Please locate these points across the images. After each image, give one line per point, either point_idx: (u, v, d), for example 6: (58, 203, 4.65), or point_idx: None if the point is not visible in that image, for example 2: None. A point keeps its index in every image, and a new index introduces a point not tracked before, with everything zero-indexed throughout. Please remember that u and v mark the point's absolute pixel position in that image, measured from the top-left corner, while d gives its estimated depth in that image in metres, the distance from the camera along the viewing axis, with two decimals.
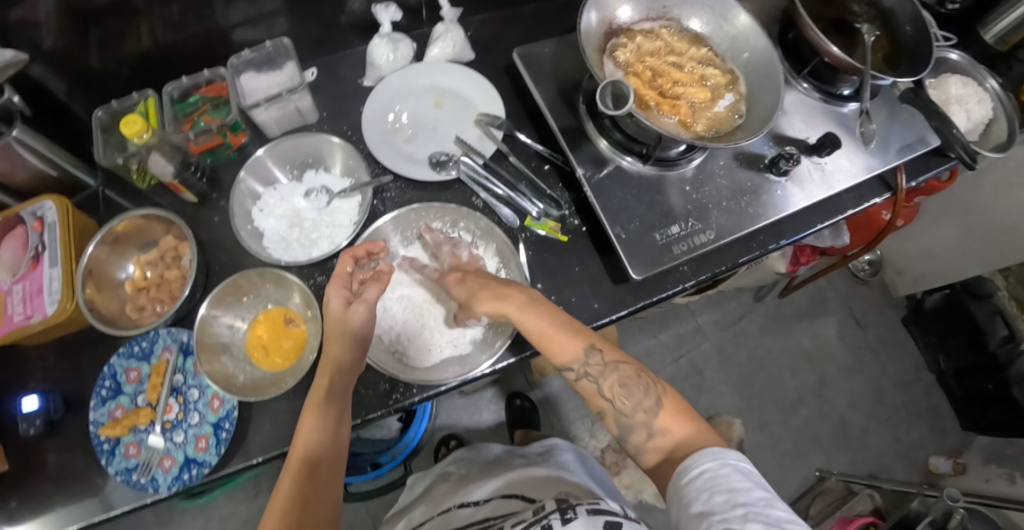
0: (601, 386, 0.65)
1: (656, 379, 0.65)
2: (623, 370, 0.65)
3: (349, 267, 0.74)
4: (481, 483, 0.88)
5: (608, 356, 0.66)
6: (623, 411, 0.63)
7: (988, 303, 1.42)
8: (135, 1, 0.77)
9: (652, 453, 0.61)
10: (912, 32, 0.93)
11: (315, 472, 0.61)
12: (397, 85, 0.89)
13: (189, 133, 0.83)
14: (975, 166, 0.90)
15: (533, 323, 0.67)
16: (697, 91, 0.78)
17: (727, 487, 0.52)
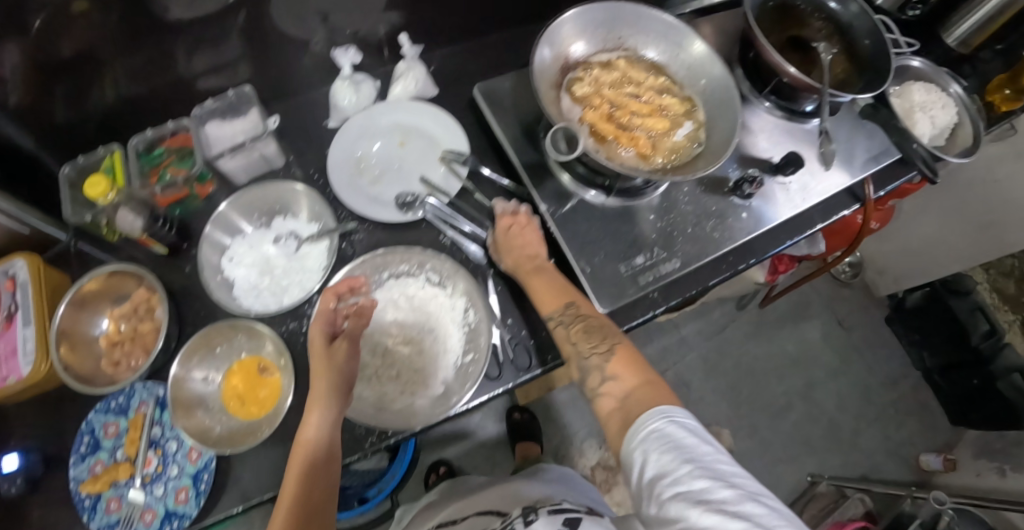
0: (569, 332, 0.70)
1: (615, 334, 0.70)
2: (590, 320, 0.70)
3: (333, 303, 0.73)
4: (461, 505, 0.91)
5: (582, 310, 0.72)
6: (583, 353, 0.68)
7: (968, 298, 1.44)
8: (102, 54, 0.76)
9: (607, 399, 0.64)
10: (871, 46, 0.95)
11: (323, 465, 0.63)
12: (361, 125, 0.90)
13: (156, 187, 0.83)
14: (936, 179, 0.93)
15: (536, 283, 0.74)
16: (656, 122, 0.79)
17: (675, 446, 0.54)
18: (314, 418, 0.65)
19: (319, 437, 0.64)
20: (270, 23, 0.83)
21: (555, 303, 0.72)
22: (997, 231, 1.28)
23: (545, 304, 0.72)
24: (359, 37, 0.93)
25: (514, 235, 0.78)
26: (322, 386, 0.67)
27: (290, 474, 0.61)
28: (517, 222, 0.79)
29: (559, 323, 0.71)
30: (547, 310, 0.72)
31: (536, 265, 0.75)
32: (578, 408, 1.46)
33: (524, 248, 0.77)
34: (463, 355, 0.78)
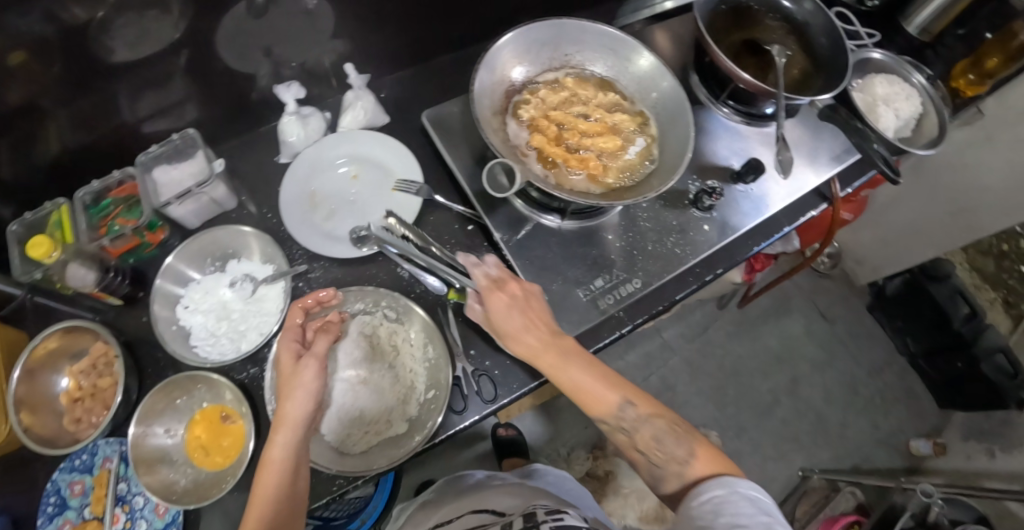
0: (635, 441, 0.66)
1: (688, 429, 0.65)
2: (657, 423, 0.65)
3: (299, 319, 0.72)
4: (456, 505, 0.88)
5: (643, 410, 0.66)
6: (655, 460, 0.65)
7: (947, 284, 1.44)
8: (43, 102, 0.71)
9: (677, 489, 0.62)
10: (827, 44, 0.94)
11: (292, 484, 0.62)
12: (311, 159, 0.88)
13: (105, 239, 0.81)
14: (899, 180, 0.90)
15: (569, 379, 0.67)
16: (606, 141, 0.79)
17: (732, 511, 0.54)
18: (281, 437, 0.63)
19: (288, 457, 0.62)
20: (214, 61, 0.81)
21: (606, 405, 0.66)
22: (969, 216, 1.28)
23: (596, 408, 0.67)
24: (306, 69, 0.92)
25: (517, 311, 0.71)
26: (291, 402, 0.64)
27: (258, 493, 0.59)
28: (509, 295, 0.72)
29: (616, 426, 0.67)
30: (598, 413, 0.67)
31: (557, 359, 0.68)
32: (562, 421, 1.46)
33: (531, 330, 0.70)
34: (425, 391, 0.77)
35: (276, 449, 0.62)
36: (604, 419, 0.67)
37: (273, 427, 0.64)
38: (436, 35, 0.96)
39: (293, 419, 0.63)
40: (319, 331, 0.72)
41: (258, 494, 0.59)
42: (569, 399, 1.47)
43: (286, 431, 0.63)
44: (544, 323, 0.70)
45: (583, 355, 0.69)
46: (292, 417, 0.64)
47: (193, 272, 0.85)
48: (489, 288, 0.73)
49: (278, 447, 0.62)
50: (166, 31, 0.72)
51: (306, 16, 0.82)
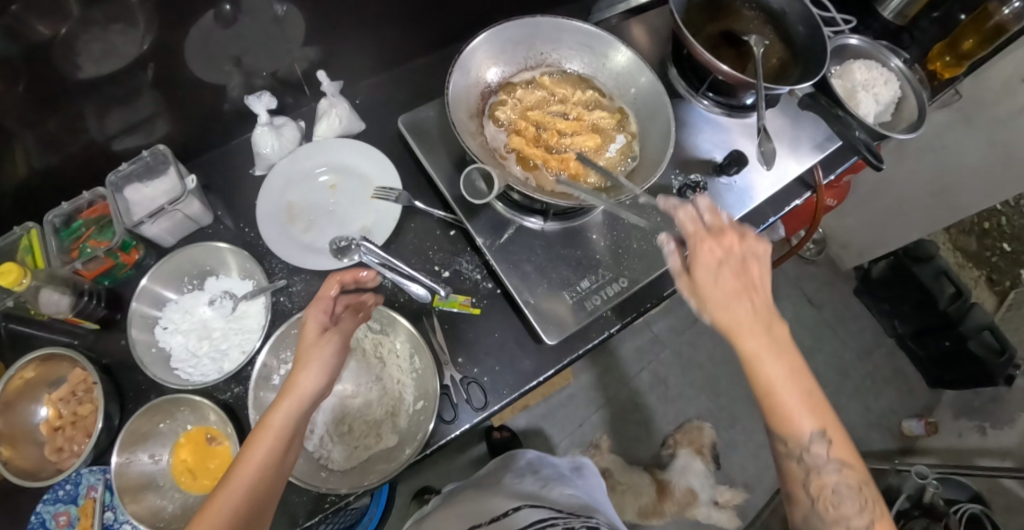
0: (806, 478, 0.54)
1: (878, 504, 0.53)
2: (844, 475, 0.53)
3: (334, 292, 0.67)
4: (507, 495, 0.90)
5: (835, 453, 0.53)
6: (822, 517, 0.53)
7: (931, 264, 1.45)
8: (9, 125, 0.68)
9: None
10: (805, 32, 0.93)
11: (283, 458, 0.56)
12: (286, 171, 0.86)
13: (77, 262, 0.78)
14: (882, 166, 0.90)
15: (768, 376, 0.53)
16: (586, 140, 0.78)
17: None
18: (286, 405, 0.58)
19: (287, 428, 0.57)
20: (184, 73, 0.78)
21: (799, 428, 0.53)
22: (950, 197, 1.29)
23: (783, 426, 0.53)
24: (279, 77, 0.90)
25: (726, 270, 0.55)
26: (305, 373, 0.60)
27: (246, 458, 0.54)
28: (726, 250, 0.56)
29: (791, 454, 0.54)
30: (783, 433, 0.53)
31: (766, 341, 0.53)
32: (556, 421, 1.45)
33: (738, 298, 0.54)
34: (414, 402, 0.76)
35: (278, 417, 0.57)
36: (783, 440, 0.54)
37: (280, 394, 0.59)
38: (409, 38, 0.94)
39: (301, 391, 0.59)
40: (348, 310, 0.69)
41: (246, 459, 0.54)
42: (563, 398, 1.46)
43: (294, 401, 0.59)
44: (750, 290, 0.55)
45: (796, 353, 0.54)
46: (302, 389, 0.59)
47: (170, 292, 0.82)
48: (702, 238, 0.57)
49: (280, 415, 0.57)
50: (134, 43, 0.70)
51: (276, 23, 0.80)
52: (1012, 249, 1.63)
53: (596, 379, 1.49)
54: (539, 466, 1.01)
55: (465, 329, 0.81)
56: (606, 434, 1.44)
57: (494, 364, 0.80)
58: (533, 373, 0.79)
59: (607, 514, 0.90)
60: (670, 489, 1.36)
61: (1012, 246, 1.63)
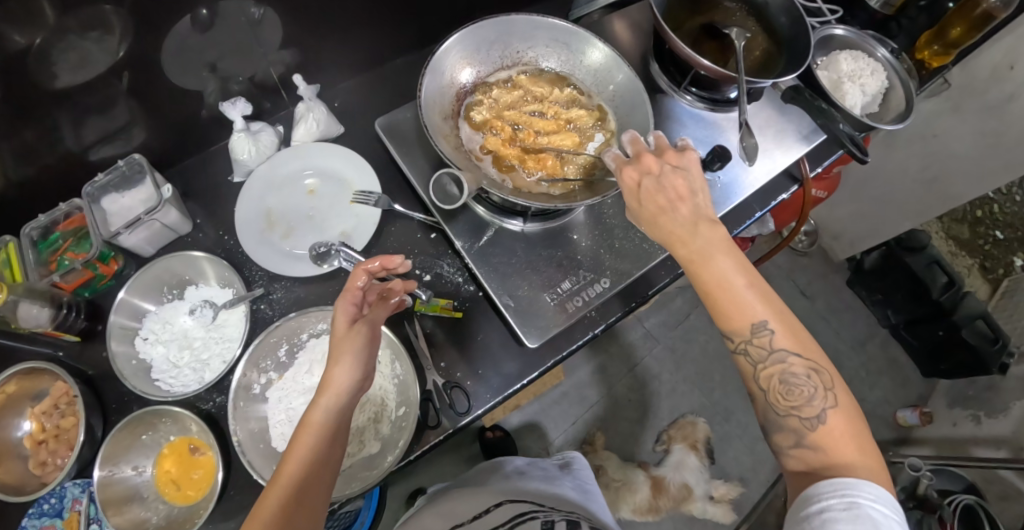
0: (758, 371, 0.59)
1: (828, 390, 0.57)
2: (792, 363, 0.58)
3: (363, 282, 0.63)
4: (494, 489, 0.91)
5: (781, 341, 0.58)
6: (777, 408, 0.59)
7: (923, 254, 1.44)
8: None
9: (795, 460, 0.58)
10: (788, 24, 0.91)
11: (329, 451, 0.58)
12: (264, 177, 0.85)
13: (55, 275, 0.78)
14: (867, 158, 0.89)
15: (708, 276, 0.59)
16: (563, 139, 0.77)
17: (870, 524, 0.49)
18: (325, 399, 0.59)
19: (330, 423, 0.59)
20: (159, 81, 0.77)
21: (745, 322, 0.58)
22: (941, 185, 1.28)
23: (730, 322, 0.59)
24: (255, 82, 0.88)
25: (653, 188, 0.61)
26: (339, 367, 0.61)
27: (291, 455, 0.56)
28: (649, 172, 0.62)
29: (741, 348, 0.60)
30: (731, 329, 0.59)
31: (700, 243, 0.59)
32: (550, 419, 1.45)
33: (669, 210, 0.60)
34: (397, 408, 0.75)
35: (319, 412, 0.59)
36: (731, 336, 0.60)
37: (319, 390, 0.60)
38: (386, 39, 0.93)
39: (338, 385, 0.60)
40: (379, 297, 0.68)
41: (291, 456, 0.56)
42: (556, 396, 1.46)
43: (332, 396, 0.60)
44: (677, 200, 0.61)
45: (735, 249, 0.59)
46: (338, 383, 0.61)
47: (150, 304, 0.82)
48: (627, 164, 0.64)
49: (320, 410, 0.59)
50: (108, 50, 0.69)
51: (251, 27, 0.79)
52: (1004, 237, 1.64)
53: (589, 377, 1.49)
54: (528, 467, 1.00)
55: (446, 336, 0.80)
56: (600, 431, 1.44)
57: (477, 368, 0.79)
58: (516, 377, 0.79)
59: (590, 506, 0.93)
60: (665, 485, 1.37)
61: (1004, 235, 1.64)
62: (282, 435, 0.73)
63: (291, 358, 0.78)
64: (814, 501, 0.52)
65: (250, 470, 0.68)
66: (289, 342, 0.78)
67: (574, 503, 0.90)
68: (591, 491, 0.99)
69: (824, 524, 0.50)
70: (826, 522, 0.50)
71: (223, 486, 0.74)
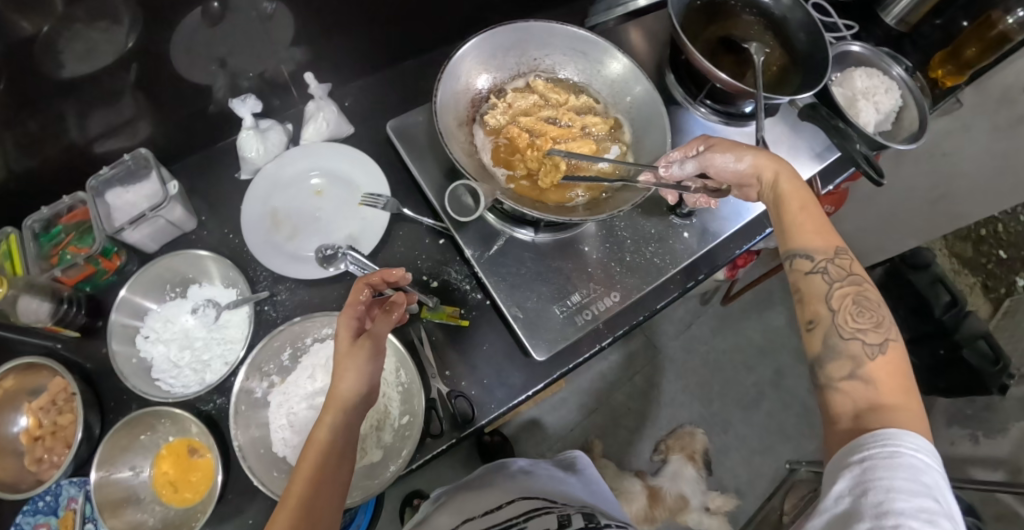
0: (832, 289, 0.60)
1: (895, 325, 0.58)
2: (866, 289, 0.60)
3: (365, 296, 0.64)
4: (503, 489, 0.90)
5: (856, 266, 0.61)
6: (841, 330, 0.58)
7: (926, 272, 1.47)
8: None
9: (844, 394, 0.55)
10: (806, 40, 0.91)
11: (337, 466, 0.57)
12: (272, 176, 0.84)
13: (56, 270, 0.76)
14: (882, 181, 0.88)
15: (803, 190, 0.64)
16: (581, 149, 0.76)
17: (911, 468, 0.47)
18: (330, 417, 0.59)
19: (334, 440, 0.58)
20: (168, 73, 0.76)
21: (828, 241, 0.62)
22: (947, 204, 1.30)
23: (813, 239, 0.62)
24: (265, 79, 0.87)
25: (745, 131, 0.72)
26: (343, 382, 0.61)
27: (301, 472, 0.56)
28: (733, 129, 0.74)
29: (819, 268, 0.61)
30: (813, 245, 0.62)
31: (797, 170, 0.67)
32: (548, 425, 1.44)
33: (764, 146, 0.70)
34: (401, 417, 0.74)
35: (324, 429, 0.59)
36: (806, 254, 0.62)
37: (324, 406, 0.60)
38: (400, 39, 0.92)
39: (342, 401, 0.60)
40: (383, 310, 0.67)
41: (299, 474, 0.55)
42: (556, 401, 1.45)
43: (337, 412, 0.60)
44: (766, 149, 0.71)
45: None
46: (342, 398, 0.60)
47: (151, 302, 0.81)
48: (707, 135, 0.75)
49: (325, 428, 0.59)
50: (119, 40, 0.67)
51: (264, 22, 0.77)
52: (1007, 256, 1.66)
53: (589, 383, 1.48)
54: (533, 467, 0.98)
55: (452, 345, 0.79)
56: (598, 438, 1.43)
57: (482, 379, 0.78)
58: (520, 388, 0.78)
59: (602, 504, 0.92)
60: (661, 495, 1.35)
61: (1007, 254, 1.66)
62: (283, 439, 0.72)
63: (294, 362, 0.77)
64: (856, 450, 0.50)
65: (250, 476, 0.67)
66: (293, 346, 0.77)
67: (585, 500, 0.89)
68: (598, 490, 0.97)
69: (864, 472, 0.48)
70: (868, 470, 0.48)
71: (220, 491, 0.73)
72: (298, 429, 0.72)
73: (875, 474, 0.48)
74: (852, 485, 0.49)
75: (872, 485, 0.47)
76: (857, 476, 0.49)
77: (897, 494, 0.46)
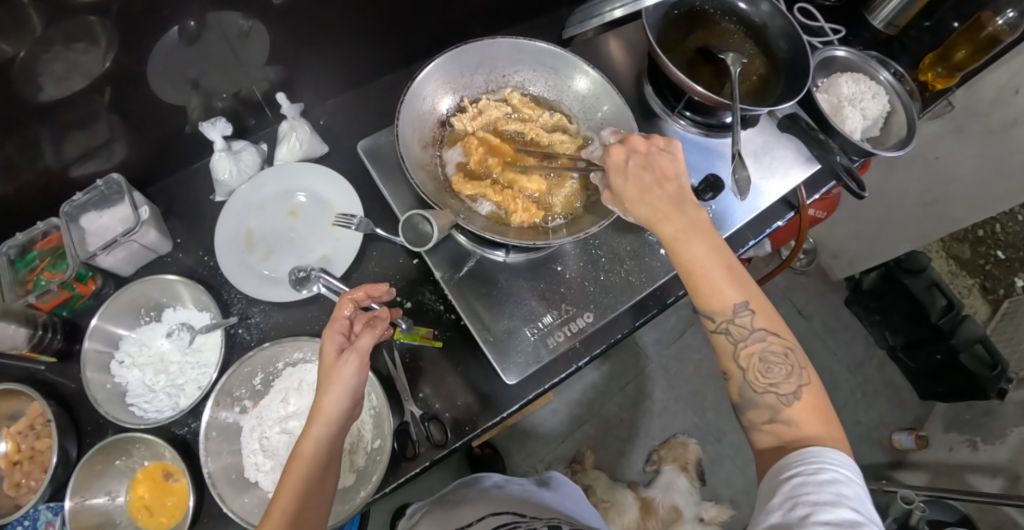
0: (738, 349, 0.59)
1: (807, 369, 0.58)
2: (770, 342, 0.58)
3: (348, 312, 0.67)
4: (476, 505, 0.91)
5: (759, 322, 0.59)
6: (754, 385, 0.59)
7: (922, 276, 1.42)
8: None
9: (768, 435, 0.57)
10: (787, 48, 0.89)
11: (320, 481, 0.59)
12: (246, 196, 0.84)
13: (30, 296, 0.76)
14: (864, 194, 0.87)
15: (687, 256, 0.60)
16: (531, 185, 0.74)
17: (831, 482, 0.49)
18: (316, 431, 0.60)
19: (319, 453, 0.59)
20: (142, 95, 0.76)
21: (724, 302, 0.59)
22: (941, 208, 1.25)
23: (708, 302, 0.60)
24: (240, 99, 0.87)
25: (642, 165, 0.63)
26: (328, 396, 0.61)
27: (285, 486, 0.57)
28: (637, 151, 0.64)
29: (721, 328, 0.60)
30: (709, 308, 0.60)
31: (684, 224, 0.60)
32: (539, 435, 1.44)
33: (654, 190, 0.61)
34: (373, 441, 0.74)
35: (309, 443, 0.59)
36: (711, 316, 0.60)
37: (309, 420, 0.61)
38: (376, 56, 0.92)
39: (328, 415, 0.60)
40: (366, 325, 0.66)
41: (282, 491, 0.57)
42: (546, 413, 1.45)
43: (322, 425, 0.60)
44: (663, 183, 0.62)
45: (714, 234, 0.61)
46: (328, 411, 0.61)
47: (124, 327, 0.80)
48: (616, 144, 0.66)
49: (311, 441, 0.60)
50: (95, 62, 0.68)
51: (237, 41, 0.77)
52: (1005, 257, 1.62)
53: (580, 394, 1.47)
54: (507, 482, 0.99)
55: (426, 366, 0.79)
56: (590, 449, 1.42)
57: (457, 399, 0.78)
58: (494, 410, 0.77)
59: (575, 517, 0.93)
60: (654, 506, 1.31)
61: (1005, 255, 1.62)
62: (256, 464, 0.72)
63: (266, 386, 0.77)
64: (786, 469, 0.52)
65: (220, 503, 0.67)
66: (265, 371, 0.76)
67: (555, 510, 0.90)
68: (571, 506, 0.98)
69: (794, 487, 0.50)
70: (798, 485, 0.50)
71: (194, 515, 0.73)
72: (271, 453, 0.73)
73: (803, 488, 0.50)
74: (782, 499, 0.50)
75: (800, 498, 0.49)
76: (787, 491, 0.50)
77: (821, 505, 0.48)
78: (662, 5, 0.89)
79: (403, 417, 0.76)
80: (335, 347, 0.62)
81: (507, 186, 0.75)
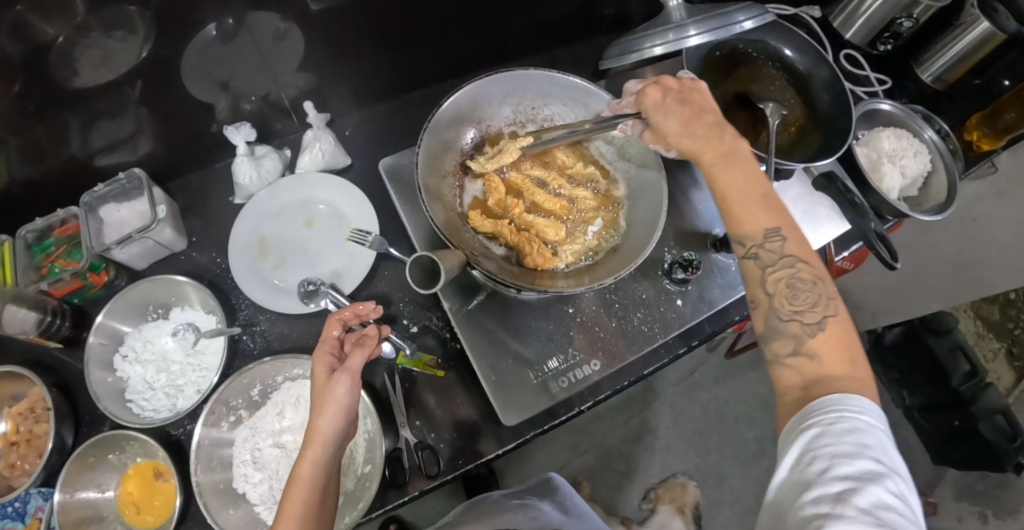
0: (766, 275, 0.57)
1: (835, 300, 0.55)
2: (799, 269, 0.56)
3: (336, 332, 0.65)
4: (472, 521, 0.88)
5: (790, 248, 0.56)
6: (779, 313, 0.56)
7: (947, 338, 1.38)
8: None
9: (790, 369, 0.54)
10: (830, 101, 0.86)
11: (321, 503, 0.58)
12: (263, 202, 0.84)
13: (43, 283, 0.77)
14: (897, 265, 0.81)
15: (724, 182, 0.58)
16: (550, 229, 0.73)
17: (851, 432, 0.46)
18: (312, 453, 0.59)
19: (317, 476, 0.59)
20: (172, 89, 0.75)
21: (756, 227, 0.57)
22: (974, 271, 1.19)
23: (740, 227, 0.57)
24: (268, 102, 0.86)
25: (678, 101, 0.60)
26: (323, 417, 0.60)
27: (286, 510, 0.56)
28: (671, 90, 0.62)
29: (751, 253, 0.57)
30: (741, 234, 0.57)
31: (725, 148, 0.58)
32: (536, 461, 1.41)
33: (699, 119, 0.59)
34: (363, 466, 0.73)
35: (306, 466, 0.59)
36: (741, 242, 0.57)
37: (305, 441, 0.60)
38: (408, 71, 0.91)
39: (324, 436, 0.59)
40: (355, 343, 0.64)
41: (284, 515, 0.56)
42: (545, 439, 1.43)
43: (317, 447, 0.59)
44: (704, 112, 0.60)
45: (754, 162, 0.58)
46: (323, 432, 0.60)
47: (129, 324, 0.81)
48: (648, 85, 0.63)
49: (308, 464, 0.59)
50: (131, 52, 0.67)
51: (273, 46, 0.77)
52: None
53: (583, 423, 1.45)
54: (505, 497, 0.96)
55: (425, 395, 0.77)
56: (586, 481, 1.40)
57: (453, 431, 0.76)
58: (489, 447, 0.75)
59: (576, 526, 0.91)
60: None
61: None
62: (244, 475, 0.72)
63: (263, 398, 0.77)
64: (803, 419, 0.49)
65: (206, 515, 0.67)
66: (263, 383, 0.76)
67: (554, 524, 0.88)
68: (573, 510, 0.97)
69: (810, 439, 0.48)
70: (815, 437, 0.48)
71: (179, 518, 0.72)
72: (261, 466, 0.73)
73: (821, 440, 0.47)
74: (800, 453, 0.48)
75: (818, 450, 0.47)
76: (805, 444, 0.48)
77: (840, 458, 0.45)
78: (703, 45, 0.86)
79: (395, 444, 0.75)
80: (328, 368, 0.61)
81: (524, 230, 0.74)
